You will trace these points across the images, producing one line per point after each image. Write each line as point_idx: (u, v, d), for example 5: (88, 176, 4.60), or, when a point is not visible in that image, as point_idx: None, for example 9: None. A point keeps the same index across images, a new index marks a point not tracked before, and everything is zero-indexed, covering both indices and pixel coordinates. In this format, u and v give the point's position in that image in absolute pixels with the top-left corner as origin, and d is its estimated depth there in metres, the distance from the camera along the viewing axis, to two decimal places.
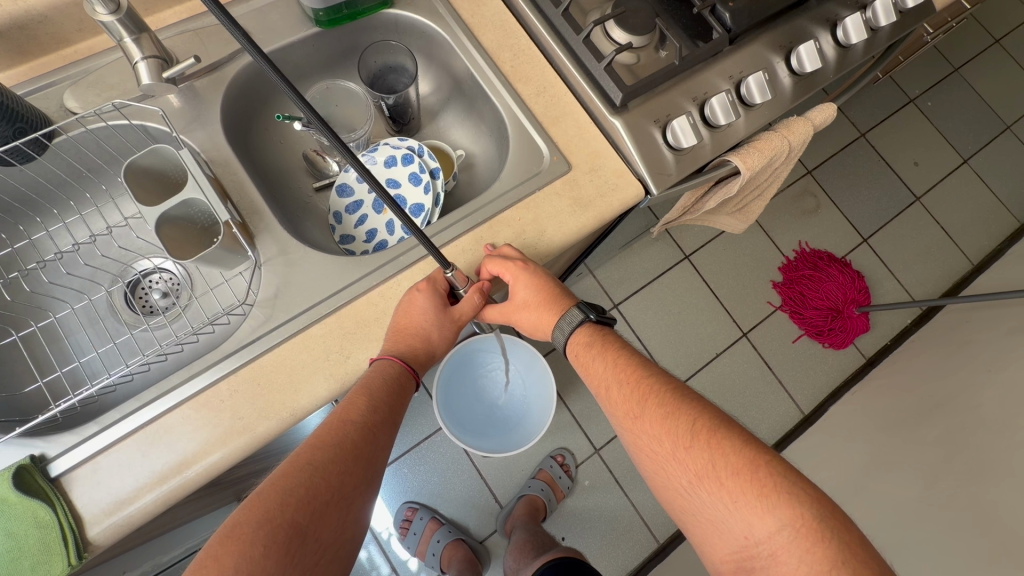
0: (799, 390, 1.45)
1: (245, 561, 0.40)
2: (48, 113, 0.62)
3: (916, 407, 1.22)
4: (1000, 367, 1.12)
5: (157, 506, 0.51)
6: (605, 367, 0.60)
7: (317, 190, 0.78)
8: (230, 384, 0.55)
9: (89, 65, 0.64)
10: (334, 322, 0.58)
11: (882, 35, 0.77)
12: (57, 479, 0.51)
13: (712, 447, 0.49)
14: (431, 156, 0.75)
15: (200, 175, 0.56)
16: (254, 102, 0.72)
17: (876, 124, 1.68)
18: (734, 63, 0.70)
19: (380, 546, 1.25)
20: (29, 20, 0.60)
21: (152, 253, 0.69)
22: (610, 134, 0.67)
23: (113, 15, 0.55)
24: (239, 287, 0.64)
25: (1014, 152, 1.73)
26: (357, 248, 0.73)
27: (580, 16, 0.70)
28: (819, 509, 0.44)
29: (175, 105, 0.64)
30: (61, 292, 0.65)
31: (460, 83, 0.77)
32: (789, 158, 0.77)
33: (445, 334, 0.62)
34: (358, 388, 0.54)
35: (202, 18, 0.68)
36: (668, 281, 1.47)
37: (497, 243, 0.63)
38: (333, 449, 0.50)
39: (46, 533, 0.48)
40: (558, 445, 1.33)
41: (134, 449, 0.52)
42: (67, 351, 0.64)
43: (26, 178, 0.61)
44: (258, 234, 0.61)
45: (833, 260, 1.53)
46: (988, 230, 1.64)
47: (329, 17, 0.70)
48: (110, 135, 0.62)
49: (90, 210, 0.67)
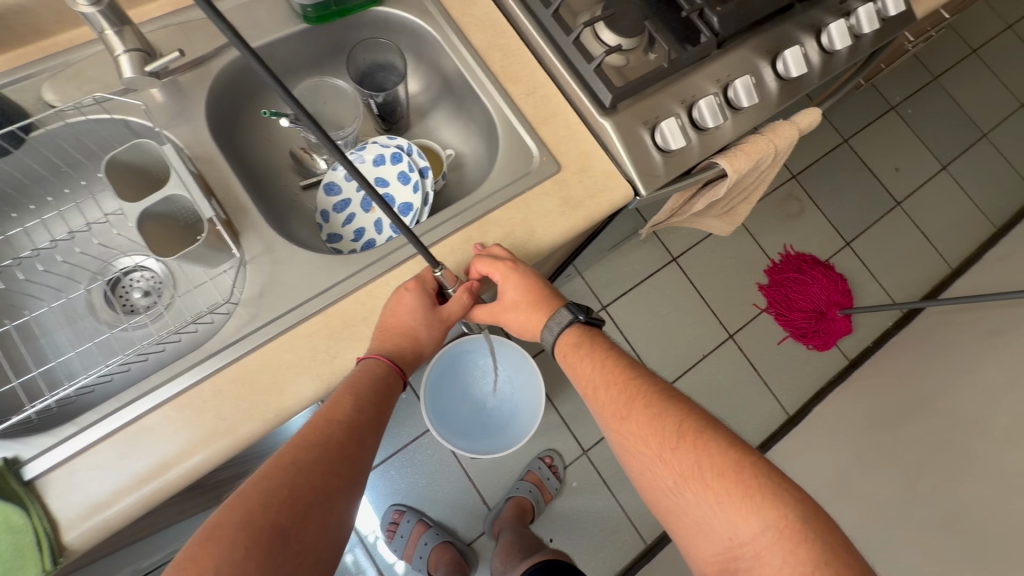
0: (784, 391, 1.47)
1: (227, 562, 0.39)
2: (26, 106, 0.60)
3: (897, 407, 1.24)
4: (978, 368, 1.14)
5: (136, 510, 0.50)
6: (592, 368, 0.60)
7: (304, 188, 0.77)
8: (214, 384, 0.54)
9: (70, 58, 0.63)
10: (321, 321, 0.57)
11: (866, 42, 0.78)
12: (32, 482, 0.49)
13: (697, 448, 0.50)
14: (419, 155, 0.74)
15: (185, 171, 0.55)
16: (240, 98, 0.71)
17: (858, 130, 1.72)
18: (722, 67, 0.71)
19: (366, 549, 1.23)
20: (6, 11, 0.58)
21: (133, 251, 0.67)
22: (599, 135, 0.67)
23: (94, 7, 0.53)
24: (222, 287, 0.63)
25: (990, 159, 1.77)
26: (344, 247, 0.72)
27: (570, 18, 0.71)
28: (803, 510, 0.44)
29: (158, 100, 0.62)
30: (38, 290, 0.64)
31: (450, 82, 0.77)
32: (775, 161, 0.78)
33: (433, 334, 0.62)
34: (344, 387, 0.54)
35: (187, 12, 0.66)
36: (656, 283, 1.48)
37: (487, 242, 0.63)
38: (317, 449, 0.49)
39: (19, 538, 0.47)
40: (546, 446, 1.33)
41: (113, 451, 0.51)
42: (43, 350, 0.62)
43: (4, 173, 0.59)
44: (243, 231, 0.60)
45: (816, 263, 1.56)
46: (966, 235, 1.68)
47: (317, 13, 0.69)
48: (91, 129, 0.60)
49: (69, 206, 0.66)
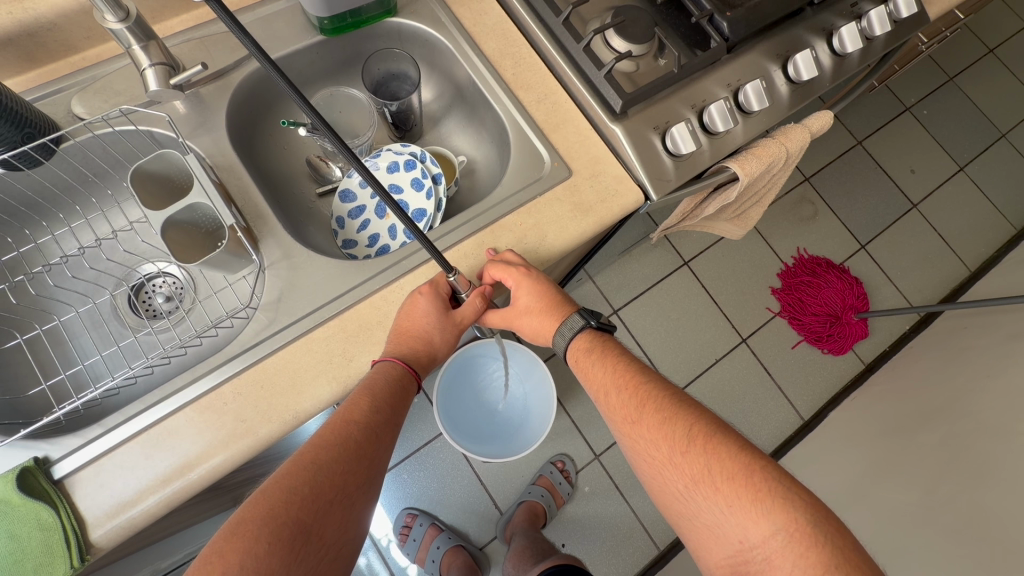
0: (798, 397, 1.45)
1: (250, 558, 0.40)
2: (57, 119, 0.63)
3: (916, 414, 1.22)
4: (998, 373, 1.12)
5: (159, 509, 0.51)
6: (604, 373, 0.60)
7: (320, 196, 0.79)
8: (234, 387, 0.55)
9: (98, 71, 0.65)
10: (337, 326, 0.58)
11: (877, 45, 0.78)
12: (61, 481, 0.51)
13: (708, 452, 0.50)
14: (433, 162, 0.76)
15: (206, 180, 0.57)
16: (260, 109, 0.73)
17: (873, 132, 1.70)
18: (733, 72, 0.71)
19: (380, 553, 1.25)
20: (38, 28, 0.61)
21: (156, 257, 0.69)
22: (610, 141, 0.68)
23: (122, 23, 0.55)
24: (242, 291, 0.65)
25: (1011, 160, 1.74)
26: (359, 252, 0.74)
27: (580, 25, 0.72)
28: (813, 515, 0.44)
29: (181, 112, 0.65)
30: (66, 296, 0.66)
31: (462, 91, 0.78)
32: (787, 164, 0.78)
33: (446, 337, 0.62)
34: (361, 389, 0.55)
35: (208, 26, 0.68)
36: (667, 287, 1.47)
37: (499, 247, 0.64)
38: (335, 448, 0.50)
39: (48, 536, 0.48)
40: (559, 450, 1.33)
41: (137, 453, 0.52)
42: (71, 354, 0.65)
43: (34, 184, 0.62)
44: (262, 237, 0.62)
45: (831, 267, 1.55)
46: (985, 237, 1.65)
47: (333, 26, 0.71)
48: (117, 140, 0.63)
49: (96, 214, 0.68)
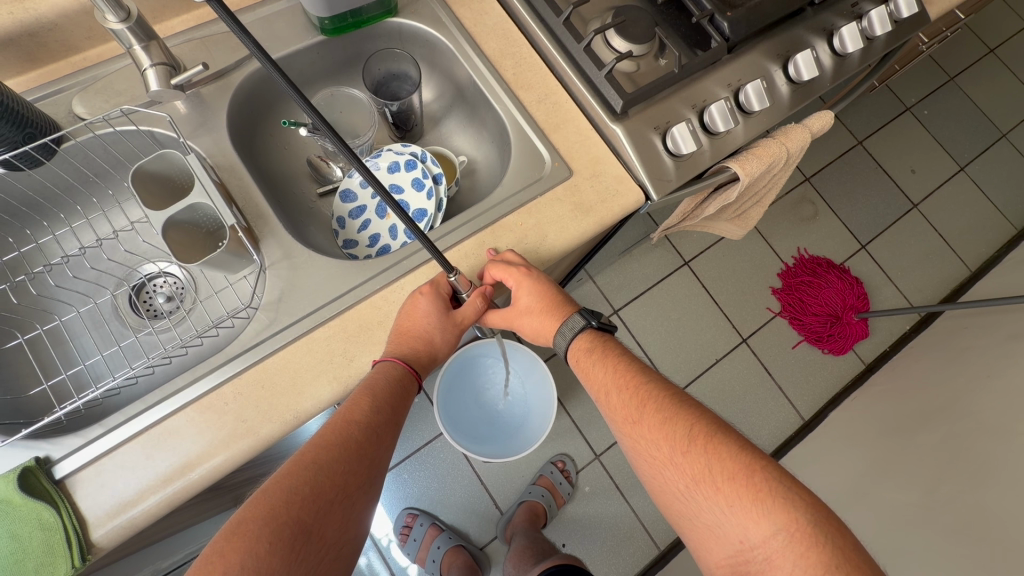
0: (799, 397, 1.45)
1: (250, 558, 0.40)
2: (58, 119, 0.63)
3: (917, 415, 1.22)
4: (998, 373, 1.12)
5: (161, 509, 0.51)
6: (605, 373, 0.60)
7: (320, 196, 0.79)
8: (234, 387, 0.55)
9: (99, 71, 0.65)
10: (338, 325, 0.58)
11: (877, 45, 0.78)
12: (62, 481, 0.51)
13: (708, 452, 0.50)
14: (433, 162, 0.76)
15: (207, 180, 0.57)
16: (260, 109, 0.73)
17: (874, 132, 1.70)
18: (733, 71, 0.71)
19: (380, 553, 1.25)
20: (39, 28, 0.61)
21: (156, 257, 0.69)
22: (611, 141, 0.68)
23: (123, 23, 0.56)
24: (243, 291, 0.65)
25: (1011, 160, 1.74)
26: (359, 252, 0.74)
27: (580, 25, 0.72)
28: (814, 515, 0.44)
29: (182, 112, 0.65)
30: (67, 296, 0.66)
31: (462, 90, 0.78)
32: (788, 164, 0.78)
33: (447, 337, 0.62)
34: (361, 390, 0.55)
35: (209, 26, 0.69)
36: (667, 287, 1.47)
37: (499, 247, 0.64)
38: (335, 449, 0.50)
39: (50, 535, 0.48)
40: (559, 450, 1.33)
41: (138, 453, 0.52)
42: (72, 354, 0.65)
43: (34, 184, 0.62)
44: (263, 238, 0.62)
45: (831, 267, 1.55)
46: (985, 237, 1.65)
47: (333, 26, 0.71)
48: (118, 140, 0.63)
49: (96, 214, 0.68)
